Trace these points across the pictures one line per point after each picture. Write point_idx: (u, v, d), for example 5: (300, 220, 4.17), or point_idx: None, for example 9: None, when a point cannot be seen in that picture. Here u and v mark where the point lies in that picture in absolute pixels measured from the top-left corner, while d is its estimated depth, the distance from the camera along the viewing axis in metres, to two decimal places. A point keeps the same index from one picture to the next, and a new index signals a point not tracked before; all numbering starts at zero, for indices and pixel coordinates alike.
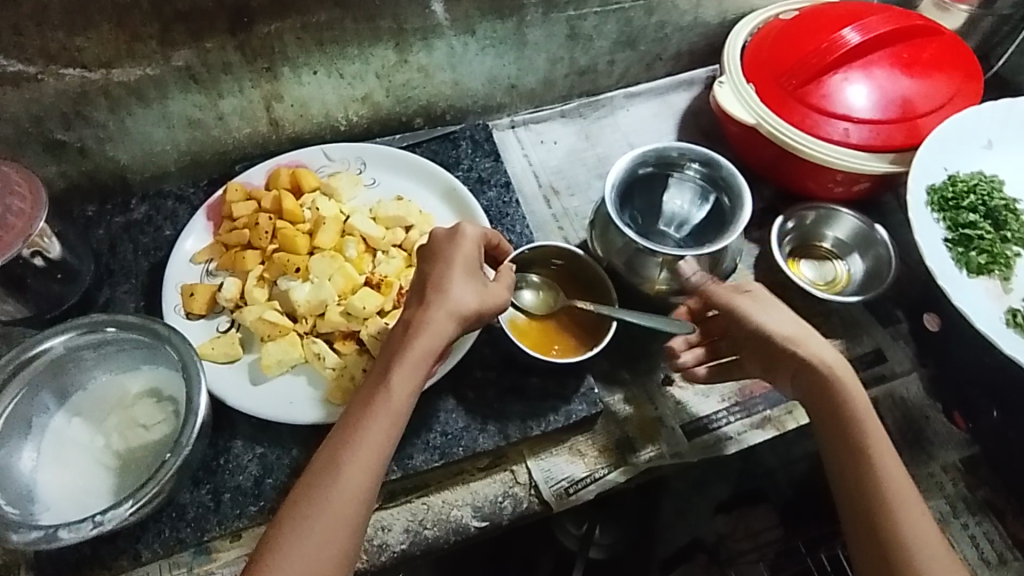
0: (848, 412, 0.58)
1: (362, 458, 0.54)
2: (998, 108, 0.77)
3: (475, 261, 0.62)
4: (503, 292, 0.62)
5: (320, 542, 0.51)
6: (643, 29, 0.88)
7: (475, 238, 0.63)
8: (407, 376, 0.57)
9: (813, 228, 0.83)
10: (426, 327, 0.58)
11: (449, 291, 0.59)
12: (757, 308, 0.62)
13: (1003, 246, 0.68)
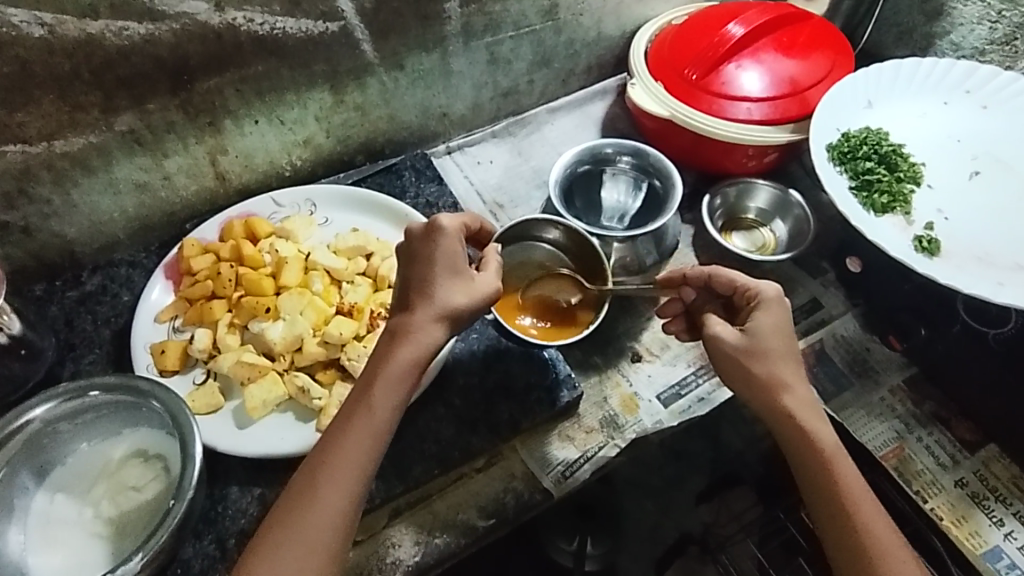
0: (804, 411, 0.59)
1: (346, 476, 0.54)
2: (870, 73, 0.87)
3: (457, 257, 0.60)
4: (489, 283, 0.61)
5: (297, 570, 0.51)
6: (555, 47, 0.95)
7: (455, 229, 0.61)
8: (391, 390, 0.56)
9: (736, 203, 0.92)
10: (410, 337, 0.57)
11: (432, 298, 0.58)
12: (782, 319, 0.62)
13: (901, 185, 0.77)
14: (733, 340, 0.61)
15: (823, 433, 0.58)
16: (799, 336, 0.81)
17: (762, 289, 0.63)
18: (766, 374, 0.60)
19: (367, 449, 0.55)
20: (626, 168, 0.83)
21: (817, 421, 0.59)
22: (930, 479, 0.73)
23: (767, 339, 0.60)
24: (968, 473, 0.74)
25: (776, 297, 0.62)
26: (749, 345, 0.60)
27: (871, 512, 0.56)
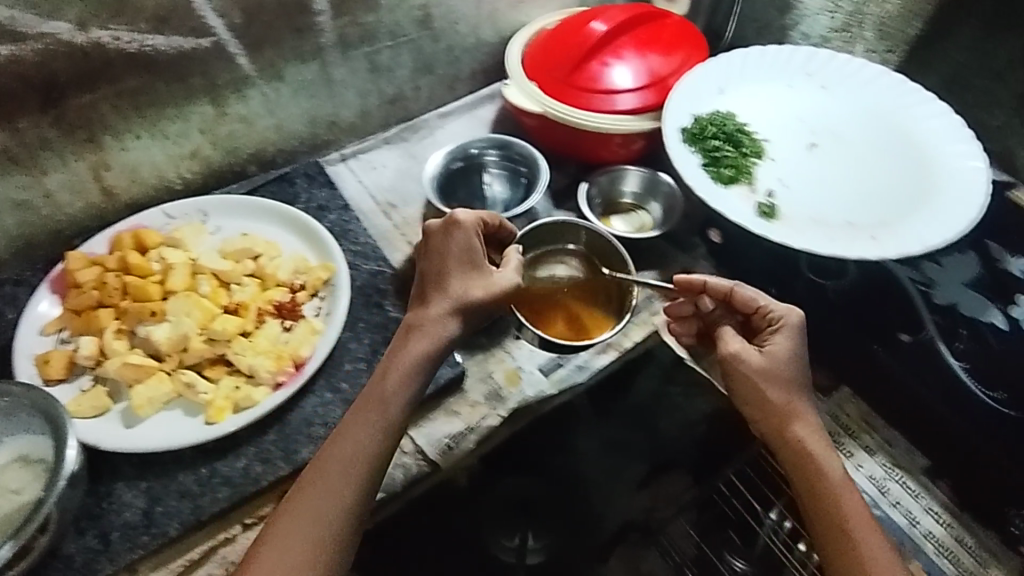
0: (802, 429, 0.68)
1: (360, 466, 0.62)
2: (722, 64, 0.93)
3: (473, 250, 0.72)
4: (508, 276, 0.72)
5: (309, 536, 0.60)
6: (435, 54, 1.01)
7: (471, 224, 0.73)
8: (402, 379, 0.66)
9: (611, 188, 0.98)
10: (422, 334, 0.69)
11: (453, 299, 0.70)
12: (795, 347, 0.71)
13: (745, 159, 0.84)
14: (751, 358, 0.70)
15: (827, 458, 0.66)
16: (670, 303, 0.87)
17: (781, 312, 0.72)
18: (780, 389, 0.69)
19: (377, 444, 0.64)
20: (494, 163, 0.89)
21: (818, 427, 0.68)
22: None
23: (773, 356, 0.70)
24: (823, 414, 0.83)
25: (796, 322, 0.71)
26: (763, 364, 0.69)
27: (861, 520, 0.63)
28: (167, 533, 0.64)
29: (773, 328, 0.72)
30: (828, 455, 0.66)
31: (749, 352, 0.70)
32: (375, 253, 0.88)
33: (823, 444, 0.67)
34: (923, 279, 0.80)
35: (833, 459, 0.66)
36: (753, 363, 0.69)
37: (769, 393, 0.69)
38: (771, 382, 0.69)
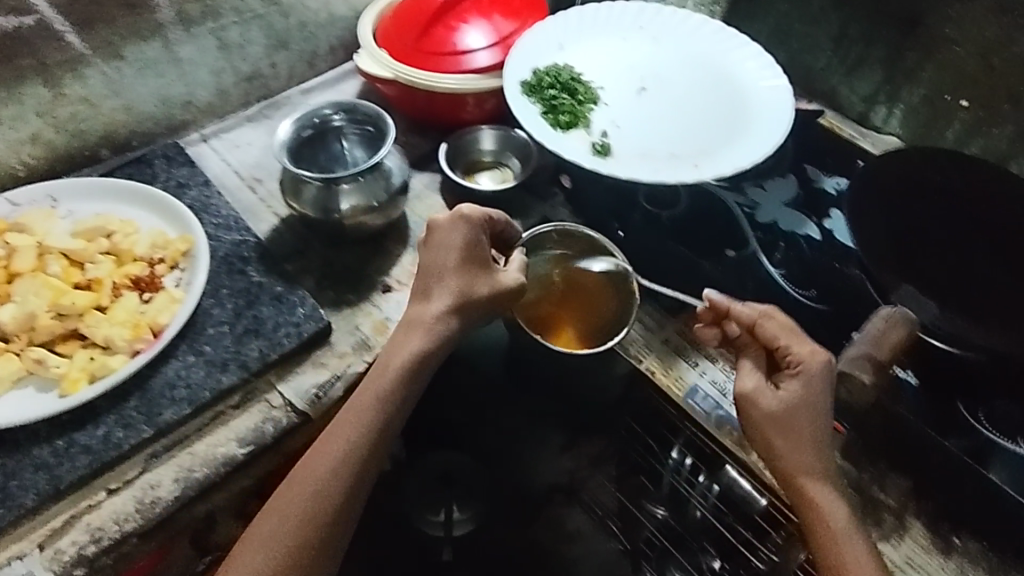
0: (803, 468, 0.71)
1: (351, 464, 0.68)
2: (560, 23, 0.99)
3: (478, 245, 0.76)
4: (512, 276, 0.76)
5: (297, 511, 0.66)
6: (287, 30, 1.03)
7: (477, 217, 0.77)
8: (400, 363, 0.72)
9: (471, 147, 1.01)
10: (416, 326, 0.75)
11: (455, 297, 0.75)
12: (814, 391, 0.72)
13: (581, 106, 0.91)
14: (768, 404, 0.72)
15: (831, 509, 0.69)
16: None
17: (799, 356, 0.72)
18: (801, 449, 0.71)
19: (369, 445, 0.70)
20: (344, 130, 0.91)
21: (822, 467, 0.71)
22: (642, 345, 0.90)
23: (789, 410, 0.71)
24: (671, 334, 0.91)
25: (813, 368, 0.72)
26: (775, 413, 0.71)
27: (853, 550, 0.67)
28: (23, 505, 0.66)
29: (795, 373, 0.72)
30: (830, 501, 0.69)
31: (763, 396, 0.72)
32: (237, 224, 0.88)
33: (832, 487, 0.71)
34: (748, 203, 0.90)
35: (836, 505, 0.70)
36: (766, 411, 0.72)
37: (777, 445, 0.71)
38: (784, 435, 0.71)
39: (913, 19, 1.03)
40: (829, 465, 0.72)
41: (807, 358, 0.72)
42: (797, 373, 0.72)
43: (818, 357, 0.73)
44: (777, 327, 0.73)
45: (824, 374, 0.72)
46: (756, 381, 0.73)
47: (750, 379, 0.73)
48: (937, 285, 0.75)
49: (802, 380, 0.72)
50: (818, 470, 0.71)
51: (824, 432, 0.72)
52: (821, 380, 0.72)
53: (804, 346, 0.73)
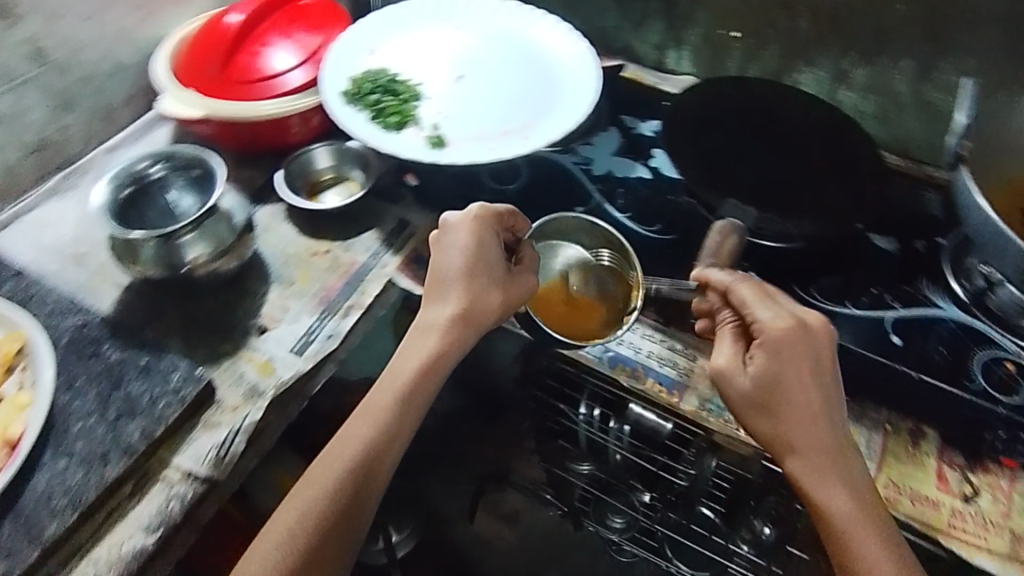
0: (795, 451, 0.66)
1: (365, 466, 0.67)
2: (362, 29, 1.00)
3: (483, 249, 0.75)
4: (526, 279, 0.78)
5: (298, 521, 0.64)
6: (70, 87, 0.95)
7: (489, 225, 0.77)
8: (417, 365, 0.72)
9: (306, 167, 0.99)
10: (430, 328, 0.73)
11: (457, 300, 0.74)
12: (793, 364, 0.66)
13: (407, 105, 0.92)
14: (738, 382, 0.68)
15: (829, 497, 0.65)
16: (395, 253, 0.93)
17: (764, 324, 0.68)
18: (784, 428, 0.66)
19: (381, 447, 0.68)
20: (163, 185, 0.86)
21: (815, 449, 0.66)
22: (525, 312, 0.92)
23: (761, 385, 0.67)
24: None
25: (784, 339, 0.66)
26: (743, 395, 0.68)
27: (868, 543, 0.63)
28: None
29: (767, 346, 0.67)
30: (825, 488, 0.65)
31: (732, 375, 0.68)
32: (70, 305, 0.81)
33: (832, 477, 0.65)
34: (582, 160, 0.98)
35: (834, 493, 0.65)
36: (737, 390, 0.68)
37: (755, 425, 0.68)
38: (755, 412, 0.68)
39: None
40: (831, 444, 0.66)
41: (772, 325, 0.67)
42: (770, 346, 0.67)
43: (786, 322, 0.67)
44: (745, 295, 0.70)
45: (805, 342, 0.67)
46: (727, 353, 0.70)
47: (721, 352, 0.70)
48: (749, 193, 0.87)
49: (775, 355, 0.67)
50: (809, 452, 0.66)
51: (818, 403, 0.66)
52: (792, 348, 0.66)
53: (770, 311, 0.68)
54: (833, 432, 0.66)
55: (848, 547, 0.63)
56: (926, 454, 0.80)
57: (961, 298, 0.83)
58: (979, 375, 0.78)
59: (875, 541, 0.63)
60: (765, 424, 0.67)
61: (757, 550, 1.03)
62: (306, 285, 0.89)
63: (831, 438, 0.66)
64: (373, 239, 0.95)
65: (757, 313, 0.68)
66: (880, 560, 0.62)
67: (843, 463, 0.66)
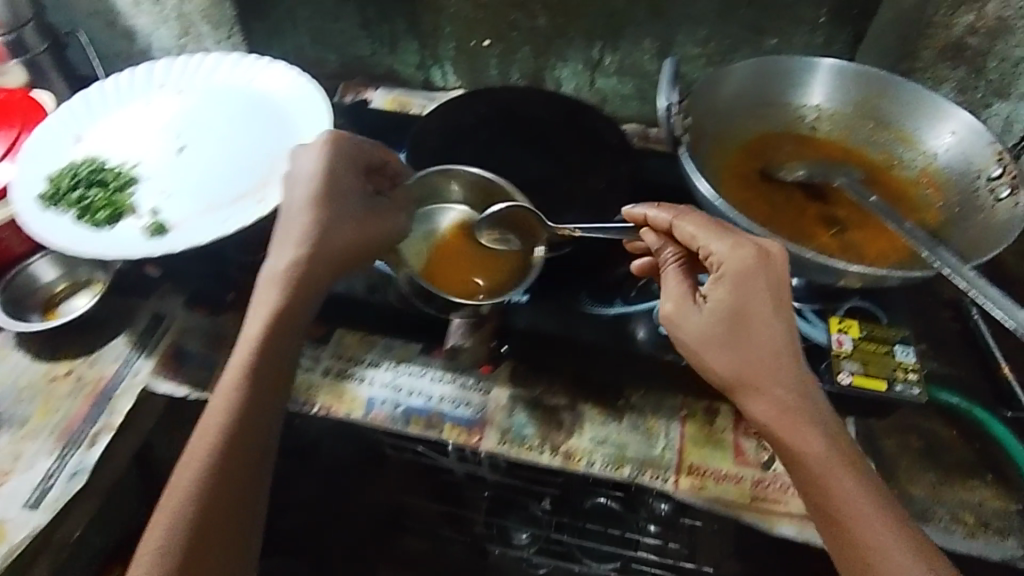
0: (758, 380, 0.64)
1: (245, 410, 0.65)
2: (60, 117, 0.89)
3: (341, 195, 0.73)
4: (387, 218, 0.76)
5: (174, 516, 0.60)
6: None
7: (337, 161, 0.74)
8: (267, 329, 0.68)
9: (29, 288, 0.87)
10: (275, 282, 0.70)
11: (307, 231, 0.71)
12: (752, 293, 0.64)
13: (119, 194, 0.82)
14: (694, 317, 0.66)
15: (796, 431, 0.63)
16: (151, 355, 0.82)
17: (714, 252, 0.65)
18: (744, 362, 0.64)
19: (255, 383, 0.66)
20: None
21: (771, 384, 0.64)
22: (307, 381, 0.83)
23: (721, 322, 0.65)
24: (331, 359, 0.86)
25: (741, 271, 0.64)
26: (704, 330, 0.65)
27: (837, 475, 0.61)
28: None
29: (729, 276, 0.64)
30: (791, 422, 0.63)
31: (685, 314, 0.67)
32: None
33: (797, 411, 0.63)
34: None
35: (809, 437, 0.62)
36: (691, 327, 0.66)
37: (713, 365, 0.65)
38: (712, 347, 0.65)
39: None
40: (794, 370, 0.64)
41: (728, 257, 0.65)
42: (734, 274, 0.64)
43: (744, 252, 0.64)
44: (692, 228, 0.66)
45: (770, 272, 0.65)
46: (679, 294, 0.68)
47: (672, 290, 0.68)
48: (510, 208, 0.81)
49: (736, 284, 0.64)
50: (769, 382, 0.64)
51: (782, 330, 0.65)
52: (750, 279, 0.64)
53: (726, 243, 0.65)
54: (798, 369, 0.64)
55: (819, 482, 0.61)
56: (723, 431, 0.80)
57: None
58: None
59: (846, 471, 0.61)
60: (725, 358, 0.65)
61: (659, 528, 1.10)
62: (45, 419, 0.78)
63: (795, 371, 0.64)
64: (124, 344, 0.83)
65: (715, 246, 0.65)
66: (848, 488, 0.61)
67: (806, 391, 0.64)
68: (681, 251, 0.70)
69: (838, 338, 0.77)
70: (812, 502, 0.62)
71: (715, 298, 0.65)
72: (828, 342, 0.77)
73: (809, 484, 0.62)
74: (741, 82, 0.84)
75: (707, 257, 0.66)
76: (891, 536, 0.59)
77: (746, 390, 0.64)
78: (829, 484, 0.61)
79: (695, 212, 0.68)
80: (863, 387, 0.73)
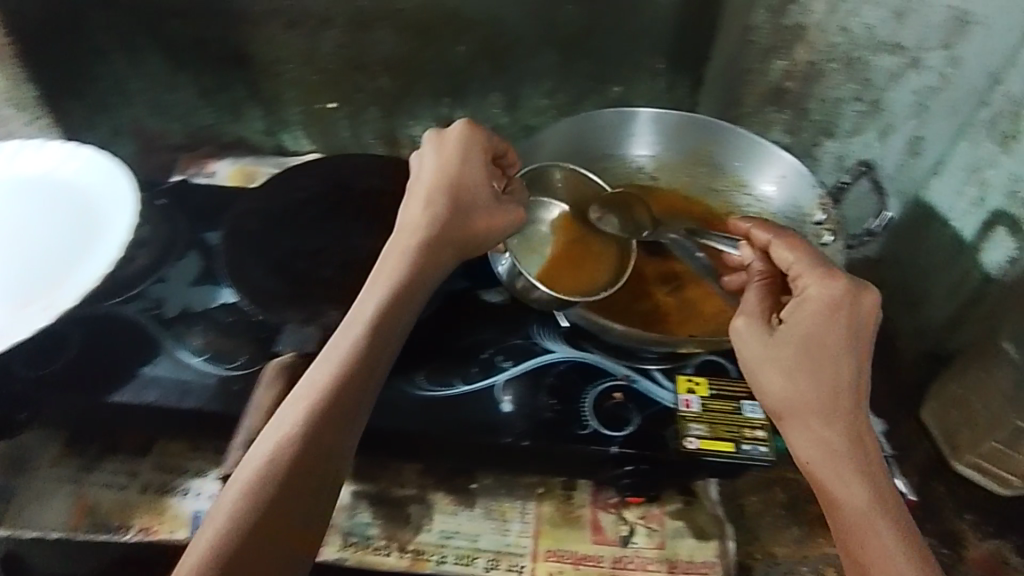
0: (824, 409, 0.59)
1: (308, 435, 0.55)
2: None
3: (459, 191, 0.68)
4: (512, 209, 0.70)
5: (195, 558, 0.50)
6: None
7: (472, 162, 0.70)
8: (334, 365, 0.59)
9: None
10: (362, 307, 0.63)
11: (418, 243, 0.66)
12: (830, 318, 0.61)
13: None
14: (762, 331, 0.63)
15: (843, 475, 0.57)
16: None
17: (807, 292, 0.62)
18: (804, 385, 0.60)
19: (336, 405, 0.57)
20: None
21: (820, 422, 0.59)
22: (120, 504, 0.75)
23: (792, 342, 0.61)
24: (149, 474, 0.77)
25: (825, 307, 0.61)
26: (770, 347, 0.62)
27: (879, 529, 0.54)
28: None
29: (822, 299, 0.61)
30: (833, 467, 0.57)
31: (754, 326, 0.63)
32: None
33: (845, 459, 0.57)
34: (153, 303, 0.81)
35: (851, 485, 0.56)
36: (750, 343, 0.62)
37: (770, 379, 0.61)
38: (770, 367, 0.61)
39: (238, 56, 1.01)
40: (855, 416, 0.59)
41: (818, 282, 0.62)
42: (825, 301, 0.61)
43: (831, 286, 0.62)
44: (792, 258, 0.64)
45: (862, 309, 0.61)
46: (755, 308, 0.64)
47: (748, 301, 0.65)
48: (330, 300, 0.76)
49: (826, 308, 0.61)
50: (830, 412, 0.59)
51: (853, 373, 0.60)
52: (839, 308, 0.61)
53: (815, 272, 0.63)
54: (858, 414, 0.59)
55: (857, 529, 0.55)
56: (581, 507, 0.76)
57: (565, 331, 0.80)
58: (590, 416, 0.73)
59: (889, 530, 0.54)
60: (781, 381, 0.61)
61: None
62: None
63: (853, 420, 0.59)
64: None
65: (808, 271, 0.63)
66: (891, 548, 0.53)
67: (858, 444, 0.58)
68: (768, 272, 0.67)
69: (686, 399, 0.74)
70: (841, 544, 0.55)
71: (798, 314, 0.62)
72: (676, 404, 0.74)
73: (843, 530, 0.55)
74: (561, 145, 0.82)
75: (792, 271, 0.64)
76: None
77: (799, 415, 0.60)
78: (869, 537, 0.54)
79: (795, 238, 0.65)
80: (710, 450, 0.70)
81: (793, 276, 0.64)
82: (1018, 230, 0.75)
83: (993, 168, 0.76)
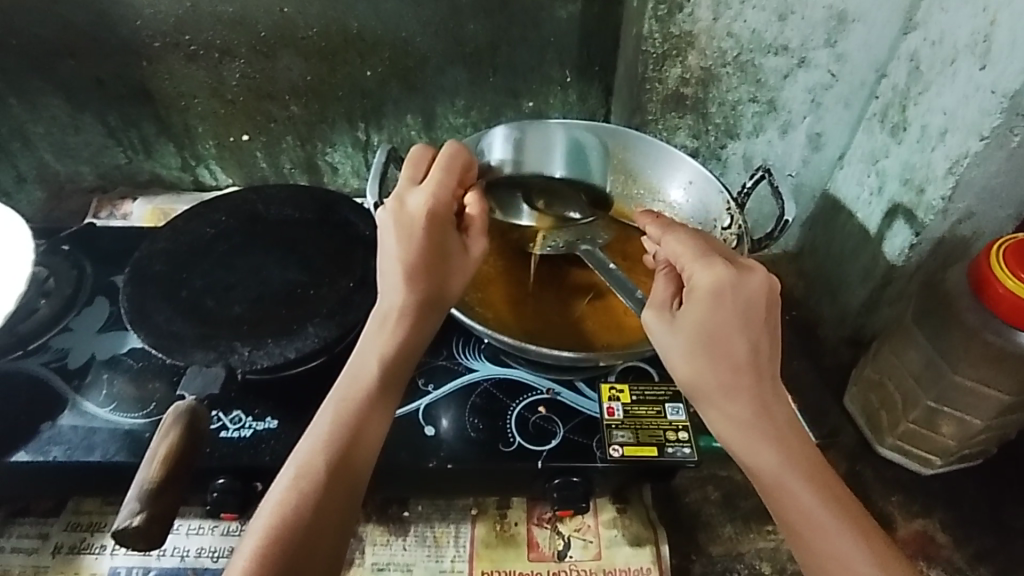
0: (731, 388, 0.55)
1: (302, 511, 0.53)
2: None
3: (436, 245, 0.63)
4: (479, 248, 0.66)
5: None
6: None
7: (423, 206, 0.63)
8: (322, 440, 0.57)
9: None
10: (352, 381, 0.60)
11: (404, 305, 0.61)
12: (716, 303, 0.56)
13: None
14: (663, 326, 0.59)
15: (761, 449, 0.55)
16: None
17: (693, 281, 0.57)
18: (704, 365, 0.56)
19: (332, 480, 0.55)
20: None
21: (723, 398, 0.55)
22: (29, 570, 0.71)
23: (686, 330, 0.57)
24: (61, 535, 0.74)
25: (709, 292, 0.56)
26: (675, 338, 0.57)
27: (806, 496, 0.53)
28: None
29: (713, 287, 0.56)
30: (749, 442, 0.55)
31: (657, 323, 0.59)
32: None
33: (761, 431, 0.55)
34: (55, 356, 0.78)
35: (762, 452, 0.55)
36: (659, 340, 0.59)
37: (673, 365, 0.58)
38: (676, 359, 0.57)
39: (143, 92, 0.98)
40: (760, 385, 0.56)
41: (702, 270, 0.57)
42: (711, 289, 0.56)
43: (718, 270, 0.56)
44: (678, 249, 0.60)
45: (746, 285, 0.56)
46: (659, 295, 0.61)
47: (654, 292, 0.62)
48: (239, 336, 0.72)
49: (713, 295, 0.56)
50: (737, 387, 0.55)
51: (754, 348, 0.56)
52: (727, 292, 0.56)
53: (703, 265, 0.57)
54: (763, 381, 0.56)
55: (793, 503, 0.53)
56: (517, 524, 0.75)
57: (489, 350, 0.80)
58: (515, 431, 0.73)
59: (818, 496, 0.53)
60: (690, 370, 0.56)
61: None
62: None
63: (758, 392, 0.55)
64: None
65: (692, 264, 0.58)
66: (824, 515, 0.52)
67: (769, 411, 0.55)
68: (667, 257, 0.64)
69: (609, 406, 0.74)
70: (772, 507, 0.55)
71: (692, 302, 0.57)
72: (599, 413, 0.74)
73: (781, 505, 0.54)
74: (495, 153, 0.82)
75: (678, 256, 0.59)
76: (856, 548, 0.51)
77: (708, 399, 0.56)
78: (801, 505, 0.53)
79: (684, 229, 0.61)
80: (636, 455, 0.70)
81: (681, 260, 0.59)
82: (912, 218, 0.74)
83: (887, 158, 0.76)
